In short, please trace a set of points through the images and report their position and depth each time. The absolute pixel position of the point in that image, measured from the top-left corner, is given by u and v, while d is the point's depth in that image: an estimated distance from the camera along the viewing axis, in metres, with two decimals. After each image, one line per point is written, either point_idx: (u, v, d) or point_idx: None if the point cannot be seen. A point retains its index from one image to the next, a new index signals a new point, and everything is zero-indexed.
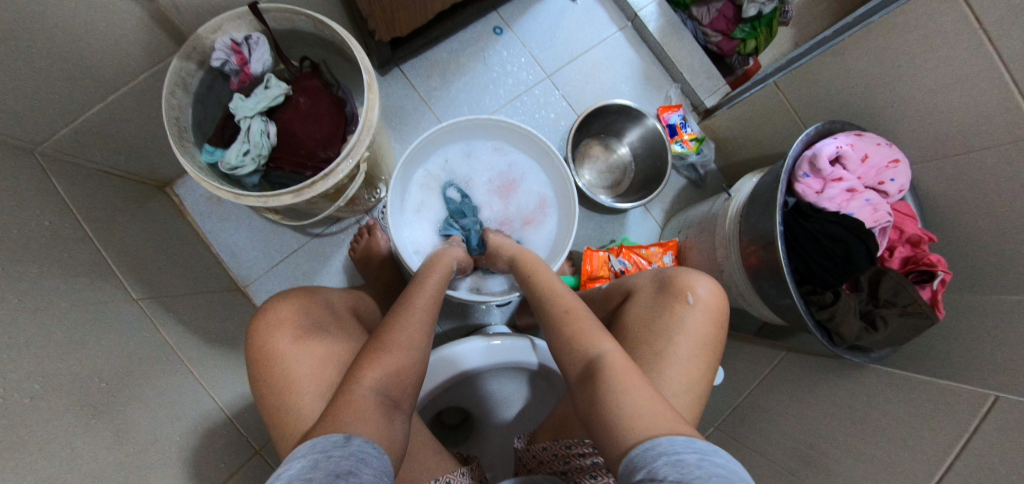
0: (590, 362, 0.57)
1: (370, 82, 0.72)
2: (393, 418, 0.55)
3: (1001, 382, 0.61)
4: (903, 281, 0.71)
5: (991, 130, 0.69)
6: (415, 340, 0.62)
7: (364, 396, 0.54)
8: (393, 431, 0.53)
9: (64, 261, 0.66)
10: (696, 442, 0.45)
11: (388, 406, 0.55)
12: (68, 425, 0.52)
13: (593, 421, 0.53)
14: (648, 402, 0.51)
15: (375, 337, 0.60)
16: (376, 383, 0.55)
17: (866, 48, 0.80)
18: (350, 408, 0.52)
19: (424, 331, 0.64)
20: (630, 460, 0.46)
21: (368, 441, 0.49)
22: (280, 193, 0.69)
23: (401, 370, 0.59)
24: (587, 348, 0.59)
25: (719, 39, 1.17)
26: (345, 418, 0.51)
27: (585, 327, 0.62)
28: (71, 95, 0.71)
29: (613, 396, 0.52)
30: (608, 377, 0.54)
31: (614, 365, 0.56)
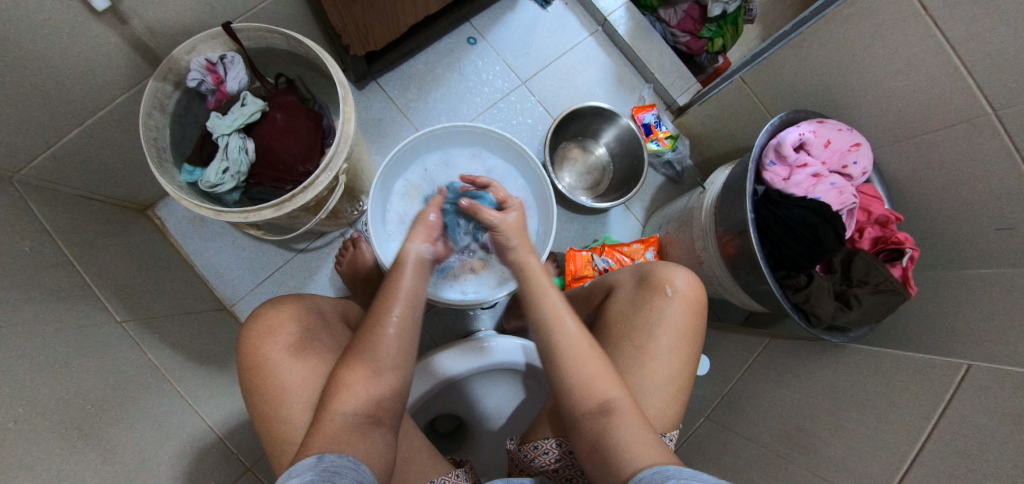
0: (600, 408, 0.56)
1: (345, 96, 0.73)
2: (372, 434, 0.57)
3: (973, 351, 0.62)
4: (873, 261, 0.75)
5: (946, 110, 0.72)
6: (393, 347, 0.61)
7: (338, 418, 0.55)
8: (369, 446, 0.55)
9: (45, 286, 0.66)
10: (704, 474, 0.46)
11: (364, 421, 0.57)
12: (52, 446, 0.52)
13: (598, 461, 0.54)
14: (651, 452, 0.52)
15: (351, 357, 0.60)
16: (353, 405, 0.57)
17: (824, 39, 0.83)
18: (322, 432, 0.54)
19: (402, 337, 0.62)
20: (638, 482, 0.49)
21: (341, 456, 0.51)
22: (260, 208, 0.70)
23: (378, 383, 0.59)
24: (596, 388, 0.57)
25: (688, 39, 1.20)
26: (316, 442, 0.52)
27: (594, 369, 0.58)
28: (47, 121, 0.72)
29: (623, 443, 0.53)
30: (618, 426, 0.54)
31: (624, 416, 0.55)
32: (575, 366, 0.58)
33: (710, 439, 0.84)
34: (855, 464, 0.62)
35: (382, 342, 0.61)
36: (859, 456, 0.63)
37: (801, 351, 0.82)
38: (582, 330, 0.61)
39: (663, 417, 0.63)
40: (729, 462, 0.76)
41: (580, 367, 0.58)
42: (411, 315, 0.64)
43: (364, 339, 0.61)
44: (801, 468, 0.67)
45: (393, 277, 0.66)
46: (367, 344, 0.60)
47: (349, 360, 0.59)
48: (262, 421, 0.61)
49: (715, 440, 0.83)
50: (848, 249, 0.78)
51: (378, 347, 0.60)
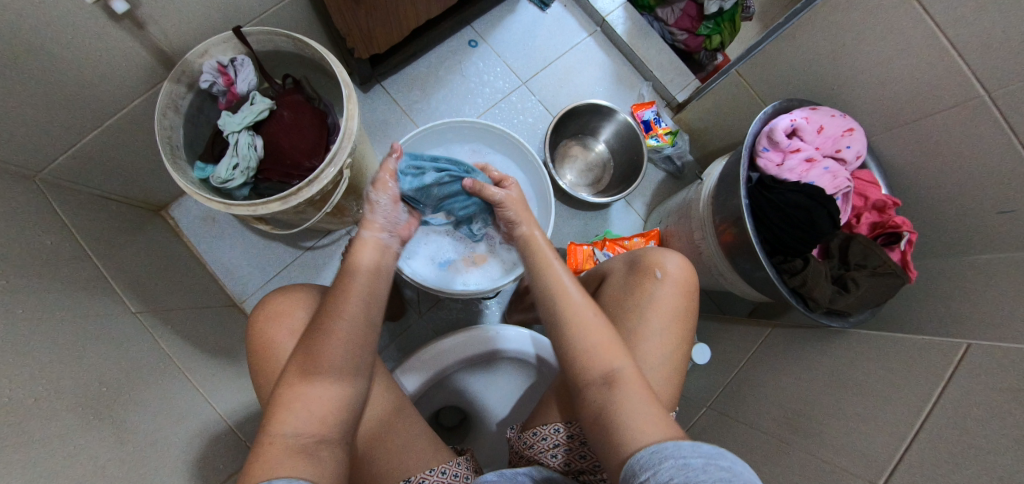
0: (605, 376, 0.55)
1: (349, 94, 0.76)
2: (318, 452, 0.51)
3: (973, 331, 0.62)
4: (869, 245, 0.76)
5: (940, 94, 0.72)
6: (338, 359, 0.55)
7: (279, 440, 0.50)
8: (317, 466, 0.50)
9: (64, 276, 0.70)
10: (704, 448, 0.45)
11: (309, 441, 0.51)
12: (69, 422, 0.54)
13: (600, 432, 0.53)
14: (652, 420, 0.51)
15: (292, 369, 0.54)
16: (294, 424, 0.51)
17: (816, 29, 0.84)
18: (266, 455, 0.49)
19: (349, 349, 0.56)
20: (636, 462, 0.47)
21: (289, 479, 0.47)
22: (268, 201, 0.73)
23: (323, 397, 0.54)
24: (599, 360, 0.56)
25: (686, 37, 1.22)
26: (256, 467, 0.48)
27: (601, 339, 0.58)
28: (69, 122, 0.76)
29: (623, 414, 0.52)
30: (623, 396, 0.53)
31: (626, 385, 0.54)
32: (585, 335, 0.58)
33: (711, 428, 0.84)
34: (852, 445, 0.62)
35: (326, 354, 0.54)
36: (858, 438, 0.63)
37: (802, 338, 0.82)
38: (590, 300, 0.61)
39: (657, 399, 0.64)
40: (730, 449, 0.76)
41: (588, 337, 0.58)
42: (363, 318, 0.57)
43: (305, 348, 0.55)
44: (800, 450, 0.67)
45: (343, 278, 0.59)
46: (308, 359, 0.54)
47: (291, 376, 0.54)
48: (269, 401, 0.63)
49: (716, 429, 0.83)
50: (845, 234, 0.80)
51: (322, 362, 0.54)
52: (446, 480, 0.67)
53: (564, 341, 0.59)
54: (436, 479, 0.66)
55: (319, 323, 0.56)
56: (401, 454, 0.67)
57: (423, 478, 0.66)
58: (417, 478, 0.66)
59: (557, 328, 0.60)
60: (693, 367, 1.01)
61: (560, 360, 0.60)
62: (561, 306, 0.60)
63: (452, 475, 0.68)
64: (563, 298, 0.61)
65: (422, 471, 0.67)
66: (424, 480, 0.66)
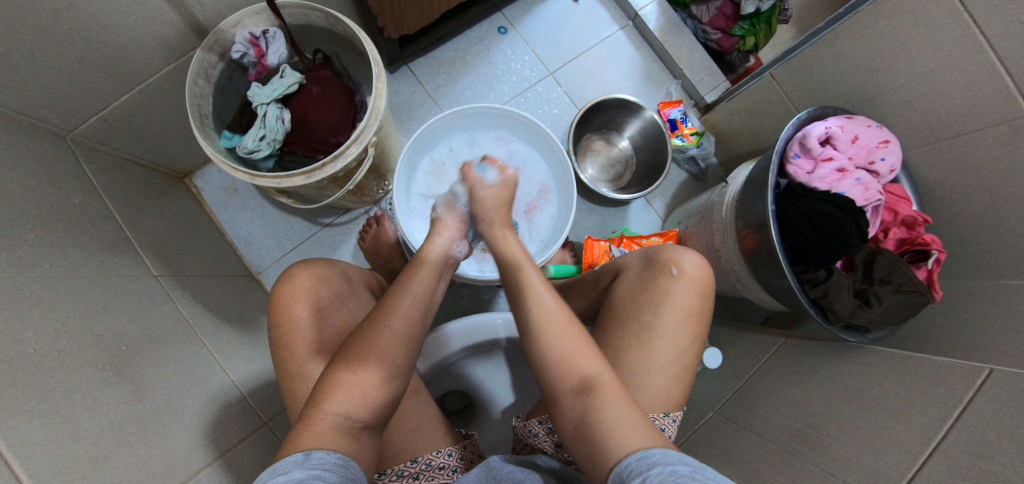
0: (582, 384, 0.56)
1: (378, 73, 0.76)
2: (361, 436, 0.53)
3: (996, 356, 0.61)
4: (896, 261, 0.74)
5: (983, 110, 0.70)
6: (395, 353, 0.57)
7: (328, 418, 0.52)
8: (358, 449, 0.52)
9: (90, 234, 0.71)
10: (691, 459, 0.46)
11: (356, 425, 0.53)
12: (90, 377, 0.56)
13: (582, 439, 0.53)
14: (635, 426, 0.52)
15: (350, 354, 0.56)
16: (345, 405, 0.53)
17: (857, 36, 0.82)
18: (312, 431, 0.51)
19: (406, 346, 0.58)
20: (623, 469, 0.47)
21: (330, 453, 0.49)
22: (292, 175, 0.73)
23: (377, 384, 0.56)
24: (578, 366, 0.57)
25: (719, 37, 1.20)
26: (302, 440, 0.50)
27: (575, 346, 0.58)
28: (101, 84, 0.77)
29: (605, 423, 0.52)
30: (601, 404, 0.54)
31: (606, 391, 0.55)
32: (554, 345, 0.58)
33: (718, 433, 0.84)
34: (862, 462, 0.61)
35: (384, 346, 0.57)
36: (869, 455, 0.62)
37: (816, 351, 0.81)
38: (561, 306, 0.61)
39: (666, 397, 0.64)
40: (736, 455, 0.76)
41: (561, 344, 0.58)
42: (419, 320, 0.60)
43: (366, 339, 0.57)
44: (807, 463, 0.66)
45: (407, 275, 0.63)
46: (368, 344, 0.57)
47: (347, 359, 0.56)
48: (284, 374, 0.63)
49: (722, 434, 0.82)
50: (871, 248, 0.79)
51: (382, 350, 0.57)
52: (451, 463, 0.68)
53: (539, 353, 0.59)
54: (441, 462, 0.67)
55: (384, 312, 0.59)
56: (410, 434, 0.68)
57: (428, 460, 0.66)
58: (424, 458, 0.66)
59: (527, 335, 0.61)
60: (702, 371, 1.00)
61: (535, 367, 0.60)
62: (530, 314, 0.61)
63: (456, 458, 0.69)
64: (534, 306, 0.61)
65: (428, 453, 0.67)
66: (430, 461, 0.67)
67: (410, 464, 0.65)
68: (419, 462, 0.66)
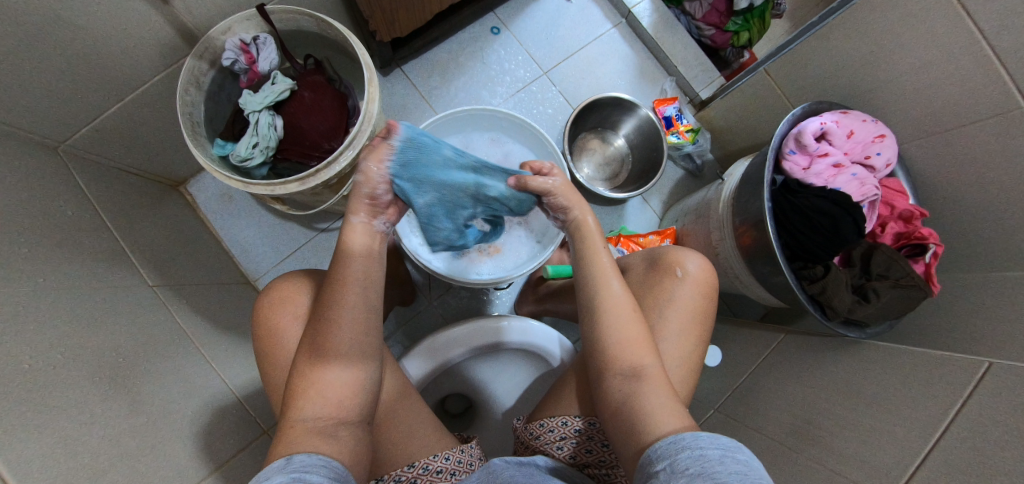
0: (633, 370, 0.57)
1: (370, 77, 0.75)
2: (338, 433, 0.53)
3: (993, 348, 0.61)
4: (894, 256, 0.74)
5: (979, 103, 0.70)
6: (347, 344, 0.54)
7: (298, 424, 0.52)
8: (337, 445, 0.52)
9: (83, 246, 0.70)
10: (721, 440, 0.46)
11: (328, 424, 0.53)
12: (87, 390, 0.55)
13: (622, 422, 0.55)
14: (675, 417, 0.53)
15: (306, 356, 0.55)
16: (313, 409, 0.53)
17: (851, 30, 0.82)
18: (287, 438, 0.51)
19: (357, 334, 0.55)
20: (653, 452, 0.49)
21: (311, 455, 0.49)
22: (286, 181, 0.73)
23: (339, 381, 0.54)
24: (630, 353, 0.58)
25: (713, 33, 1.20)
26: (282, 446, 0.50)
27: (634, 334, 0.59)
28: (90, 95, 0.77)
29: (647, 410, 0.53)
30: (646, 393, 0.55)
31: (653, 383, 0.56)
32: (614, 330, 0.59)
33: (718, 430, 0.84)
34: (862, 457, 0.62)
35: (334, 341, 0.54)
36: (868, 450, 0.62)
37: (814, 346, 0.81)
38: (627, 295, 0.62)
39: None
40: None
41: (617, 327, 0.59)
42: (362, 307, 0.55)
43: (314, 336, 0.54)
44: (808, 459, 0.66)
45: (339, 263, 0.55)
46: (316, 343, 0.54)
47: (304, 364, 0.54)
48: (274, 385, 0.64)
49: (723, 432, 0.82)
50: (868, 242, 0.78)
51: (328, 348, 0.54)
52: (449, 466, 0.67)
53: (596, 333, 0.60)
54: (438, 465, 0.66)
55: (321, 312, 0.54)
56: (404, 440, 0.67)
57: (425, 464, 0.66)
58: (420, 463, 0.66)
59: (590, 320, 0.61)
60: (703, 368, 1.00)
61: (590, 347, 0.61)
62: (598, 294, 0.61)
63: (455, 461, 0.68)
64: (602, 289, 0.61)
65: (425, 457, 0.67)
66: (427, 465, 0.66)
67: (407, 469, 0.65)
68: (416, 467, 0.66)
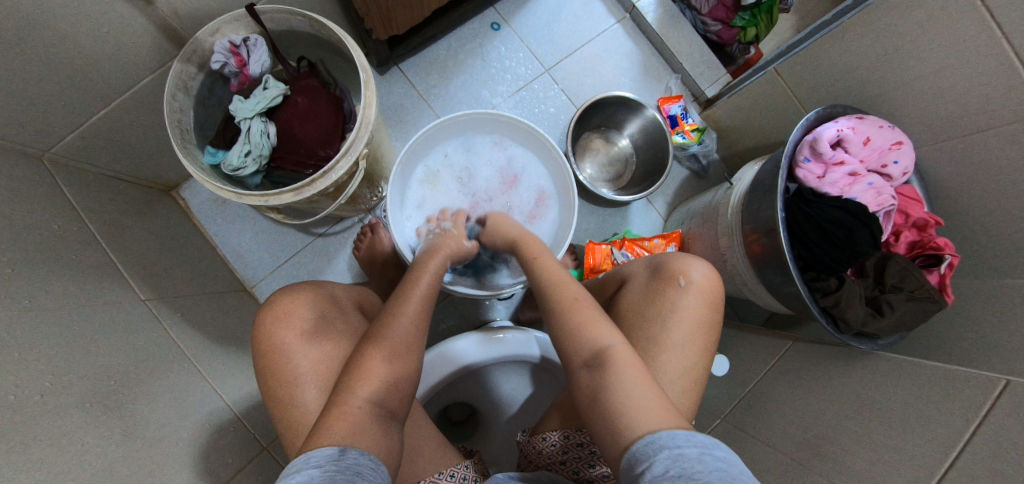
0: (594, 356, 0.56)
1: (367, 80, 0.72)
2: (387, 426, 0.55)
3: (1011, 365, 0.59)
4: (908, 266, 0.72)
5: (1000, 109, 0.67)
6: (412, 338, 0.61)
7: (358, 407, 0.53)
8: (385, 438, 0.53)
9: (69, 260, 0.67)
10: (698, 437, 0.46)
11: (383, 412, 0.55)
12: (78, 418, 0.53)
13: (597, 415, 0.53)
14: (648, 399, 0.51)
15: (369, 342, 0.58)
16: (372, 393, 0.55)
17: (867, 31, 0.79)
18: (345, 420, 0.52)
19: (418, 333, 0.62)
20: (631, 454, 0.47)
21: (366, 451, 0.50)
22: (281, 191, 0.70)
23: (402, 372, 0.58)
24: (591, 339, 0.58)
25: (719, 28, 1.16)
26: (335, 431, 0.50)
27: (589, 319, 0.60)
28: (73, 101, 0.73)
29: (615, 396, 0.52)
30: (615, 375, 0.53)
31: (618, 362, 0.55)
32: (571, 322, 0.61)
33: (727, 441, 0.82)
34: (877, 476, 0.60)
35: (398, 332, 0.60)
36: (883, 468, 0.61)
37: (824, 356, 0.80)
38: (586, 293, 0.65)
39: None
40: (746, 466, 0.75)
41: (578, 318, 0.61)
42: (426, 313, 0.64)
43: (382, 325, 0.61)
44: (820, 476, 0.65)
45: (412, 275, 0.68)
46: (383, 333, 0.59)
47: (366, 351, 0.58)
48: (275, 405, 0.61)
49: (732, 443, 0.81)
50: (882, 252, 0.75)
51: (403, 335, 0.60)
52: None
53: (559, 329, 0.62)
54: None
55: (393, 308, 0.63)
56: (408, 457, 0.66)
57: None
58: (425, 481, 0.65)
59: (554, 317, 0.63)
60: (709, 374, 0.99)
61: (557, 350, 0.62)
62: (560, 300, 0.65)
63: (460, 478, 0.67)
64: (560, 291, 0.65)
65: (431, 475, 0.66)
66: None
67: None
68: None
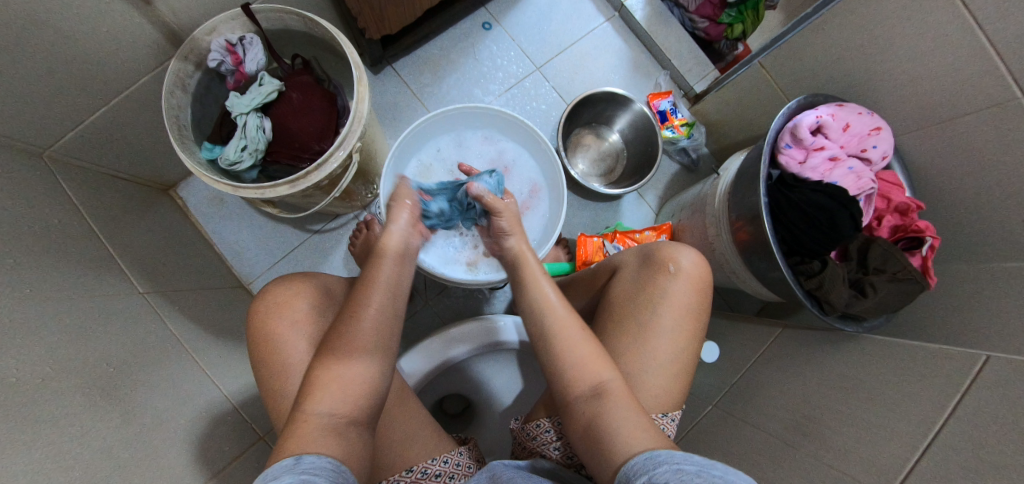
0: (592, 390, 0.56)
1: (359, 76, 0.74)
2: (350, 433, 0.53)
3: (992, 341, 0.60)
4: (891, 249, 0.74)
5: (975, 95, 0.69)
6: (369, 342, 0.57)
7: (313, 418, 0.52)
8: (348, 445, 0.52)
9: (69, 254, 0.69)
10: (696, 457, 0.46)
11: (341, 422, 0.53)
12: (76, 402, 0.54)
13: (590, 442, 0.55)
14: (640, 428, 0.53)
15: (327, 349, 0.56)
16: (328, 404, 0.53)
17: (846, 22, 0.81)
18: (298, 433, 0.51)
19: (377, 334, 0.58)
20: (630, 469, 0.48)
21: (321, 457, 0.49)
22: (276, 184, 0.71)
23: (356, 375, 0.55)
24: (588, 373, 0.57)
25: (707, 25, 1.18)
26: (290, 443, 0.50)
27: (585, 353, 0.58)
28: (74, 100, 0.75)
29: (611, 425, 0.53)
30: (610, 408, 0.55)
31: (614, 396, 0.55)
32: (565, 352, 0.59)
33: (717, 427, 0.83)
34: (862, 453, 0.61)
35: (355, 338, 0.56)
36: (867, 446, 0.62)
37: (811, 340, 0.81)
38: (571, 313, 0.62)
39: (664, 397, 0.64)
40: (736, 449, 0.75)
41: (572, 349, 0.59)
42: (388, 310, 0.59)
43: (340, 327, 0.57)
44: (806, 455, 0.66)
45: (373, 267, 0.62)
46: (339, 340, 0.56)
47: (326, 357, 0.56)
48: (271, 392, 0.63)
49: (722, 428, 0.82)
50: (865, 236, 0.78)
51: (353, 342, 0.56)
52: (449, 469, 0.67)
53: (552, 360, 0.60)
54: (438, 468, 0.67)
55: (352, 310, 0.58)
56: (402, 442, 0.67)
57: (424, 468, 0.66)
58: (418, 467, 0.66)
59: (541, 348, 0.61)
60: (701, 364, 1.00)
61: (546, 374, 0.61)
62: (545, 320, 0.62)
63: (454, 464, 0.68)
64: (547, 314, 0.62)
65: (424, 461, 0.67)
66: (425, 469, 0.66)
67: (406, 474, 0.65)
68: (414, 471, 0.65)
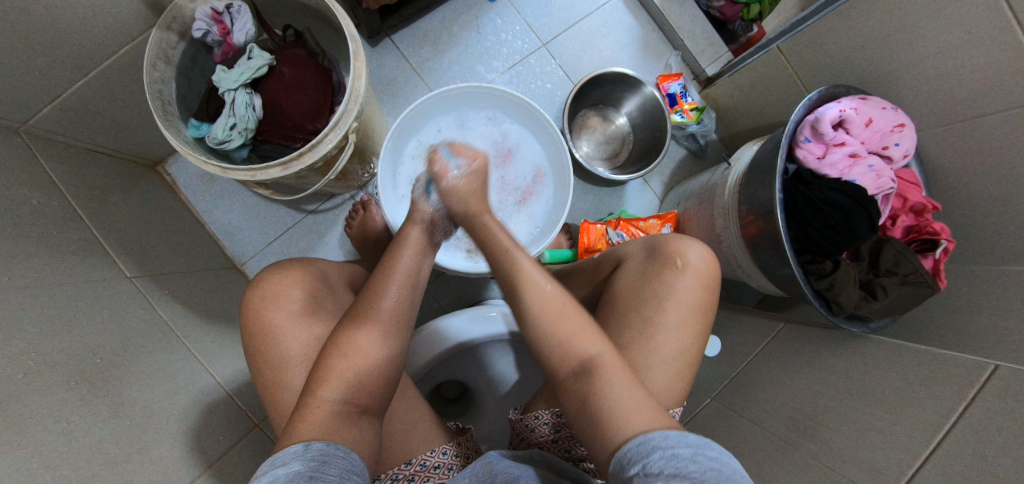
0: (582, 367, 0.54)
1: (356, 49, 0.69)
2: (360, 421, 0.54)
3: (1001, 349, 0.60)
4: (904, 251, 0.72)
5: (1004, 93, 0.66)
6: (387, 326, 0.58)
7: (325, 405, 0.52)
8: (358, 434, 0.53)
9: (50, 237, 0.65)
10: (690, 436, 0.45)
11: (353, 409, 0.54)
12: (63, 397, 0.52)
13: (585, 422, 0.52)
14: (637, 406, 0.50)
15: (343, 332, 0.56)
16: (340, 391, 0.53)
17: (873, 9, 0.77)
18: (309, 419, 0.50)
19: (396, 318, 0.59)
20: (622, 456, 0.47)
21: (329, 444, 0.48)
22: (268, 166, 0.67)
23: (369, 364, 0.55)
24: (576, 348, 0.55)
25: (722, 4, 1.13)
26: (300, 428, 0.49)
27: (572, 329, 0.55)
28: (49, 70, 0.70)
29: (605, 403, 0.51)
30: (603, 386, 0.52)
31: (607, 370, 0.53)
32: (548, 332, 0.56)
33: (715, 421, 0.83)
34: (863, 457, 0.61)
35: (372, 323, 0.57)
36: (869, 450, 0.61)
37: (814, 338, 0.80)
38: (556, 288, 0.58)
39: (666, 393, 0.63)
40: (735, 445, 0.75)
41: (556, 326, 0.56)
42: (406, 297, 0.60)
43: (360, 307, 0.58)
44: (806, 456, 0.66)
45: (393, 254, 0.62)
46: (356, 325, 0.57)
47: (339, 343, 0.56)
48: (265, 385, 0.61)
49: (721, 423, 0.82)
50: (878, 236, 0.75)
51: (371, 323, 0.57)
52: (447, 461, 0.67)
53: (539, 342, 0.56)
54: (437, 461, 0.66)
55: (372, 293, 0.59)
56: (399, 435, 0.66)
57: (423, 460, 0.65)
58: (417, 459, 0.65)
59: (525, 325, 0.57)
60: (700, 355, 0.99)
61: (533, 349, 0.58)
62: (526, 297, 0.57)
63: (452, 456, 0.68)
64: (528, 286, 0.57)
65: (423, 453, 0.66)
66: (425, 461, 0.65)
67: (405, 467, 0.64)
68: (414, 464, 0.65)
